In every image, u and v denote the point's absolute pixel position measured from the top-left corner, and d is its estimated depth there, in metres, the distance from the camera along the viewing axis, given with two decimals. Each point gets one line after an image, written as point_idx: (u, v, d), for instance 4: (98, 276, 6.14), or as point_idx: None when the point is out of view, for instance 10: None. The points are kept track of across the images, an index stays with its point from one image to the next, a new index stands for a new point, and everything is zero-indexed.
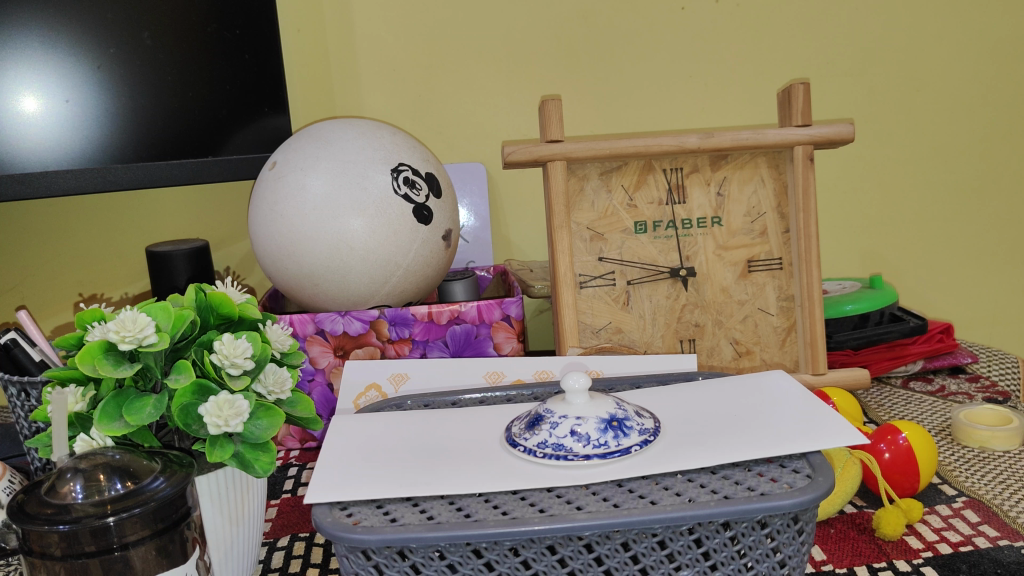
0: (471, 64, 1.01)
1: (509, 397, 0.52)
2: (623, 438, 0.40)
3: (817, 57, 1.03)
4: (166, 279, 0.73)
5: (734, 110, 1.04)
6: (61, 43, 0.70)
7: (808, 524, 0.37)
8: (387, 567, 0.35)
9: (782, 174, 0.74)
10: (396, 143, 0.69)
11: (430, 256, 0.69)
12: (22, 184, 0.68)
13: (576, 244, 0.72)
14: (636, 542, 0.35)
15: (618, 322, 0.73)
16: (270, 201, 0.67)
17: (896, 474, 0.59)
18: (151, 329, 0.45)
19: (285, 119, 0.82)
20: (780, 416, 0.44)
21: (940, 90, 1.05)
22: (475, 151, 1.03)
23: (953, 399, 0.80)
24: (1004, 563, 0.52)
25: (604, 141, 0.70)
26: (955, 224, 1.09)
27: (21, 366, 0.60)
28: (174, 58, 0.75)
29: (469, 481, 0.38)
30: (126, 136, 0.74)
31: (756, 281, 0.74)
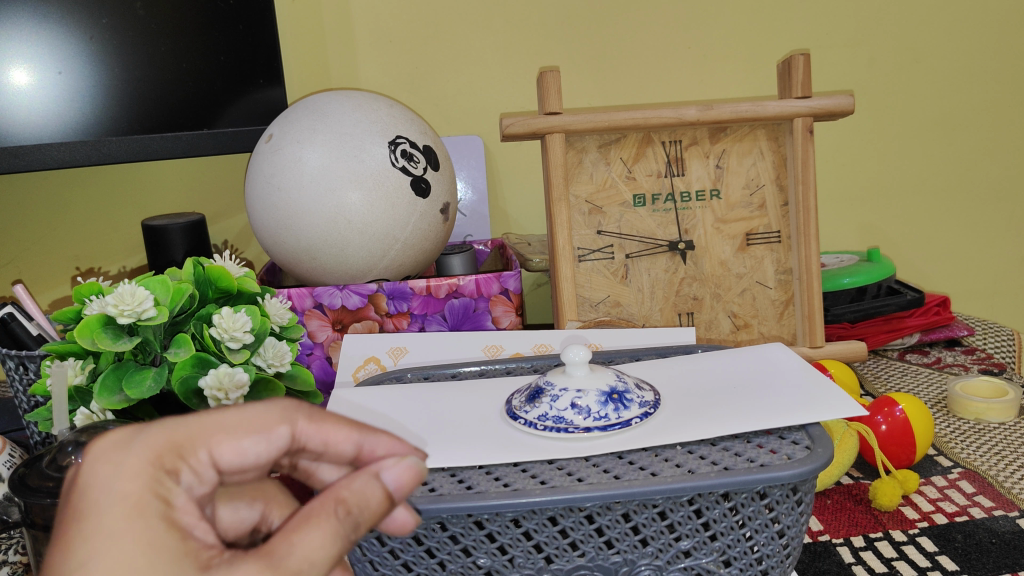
0: (468, 35, 0.99)
1: (509, 369, 0.51)
2: (623, 410, 0.40)
3: (818, 28, 1.02)
4: (163, 252, 0.72)
5: (733, 81, 1.03)
6: (52, 15, 0.68)
7: (806, 495, 0.37)
8: (389, 539, 0.36)
9: (781, 146, 0.74)
10: (393, 115, 0.68)
11: (429, 230, 0.69)
12: (16, 157, 0.67)
13: (575, 218, 0.72)
14: (637, 513, 0.36)
15: (616, 296, 0.73)
16: (266, 173, 0.66)
17: (891, 445, 0.59)
18: (149, 303, 0.44)
19: (280, 91, 0.81)
20: (781, 388, 0.44)
21: (939, 60, 1.04)
22: (472, 124, 1.03)
23: (949, 370, 0.81)
24: (998, 533, 0.52)
25: (603, 113, 0.69)
26: (954, 196, 1.09)
27: (19, 341, 0.59)
28: (168, 29, 0.74)
29: (470, 452, 0.39)
30: (121, 107, 0.73)
31: (754, 255, 0.74)
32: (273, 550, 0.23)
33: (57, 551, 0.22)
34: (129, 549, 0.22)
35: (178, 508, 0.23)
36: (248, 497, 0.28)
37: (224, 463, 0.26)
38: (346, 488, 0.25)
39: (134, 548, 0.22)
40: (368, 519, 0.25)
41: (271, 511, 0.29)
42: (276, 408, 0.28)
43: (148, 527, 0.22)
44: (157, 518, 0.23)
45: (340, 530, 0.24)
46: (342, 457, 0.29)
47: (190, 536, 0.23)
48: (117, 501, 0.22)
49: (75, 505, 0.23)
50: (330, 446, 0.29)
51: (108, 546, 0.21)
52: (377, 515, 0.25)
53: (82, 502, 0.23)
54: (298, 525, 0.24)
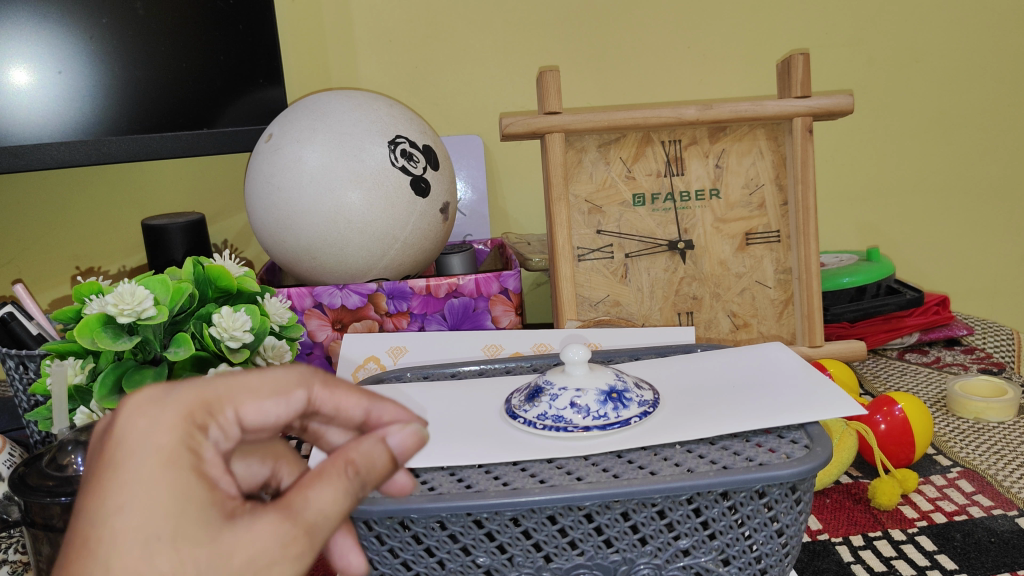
0: (468, 34, 0.99)
1: (509, 368, 0.51)
2: (623, 409, 0.40)
3: (817, 27, 1.02)
4: (163, 251, 0.72)
5: (733, 80, 1.03)
6: (52, 16, 0.69)
7: (805, 494, 0.37)
8: (389, 537, 0.36)
9: (780, 146, 0.74)
10: (393, 115, 0.68)
11: (429, 229, 0.69)
12: (15, 156, 0.68)
13: (575, 217, 0.72)
14: (636, 511, 0.36)
15: (616, 295, 0.73)
16: (266, 172, 0.66)
17: (890, 445, 0.59)
18: (149, 302, 0.45)
19: (279, 91, 0.80)
20: (780, 387, 0.44)
21: (939, 60, 1.04)
22: (472, 124, 1.03)
23: (949, 369, 0.81)
24: (997, 532, 0.53)
25: (602, 112, 0.69)
26: (953, 195, 1.09)
27: (19, 340, 0.59)
28: (168, 28, 0.74)
29: (469, 452, 0.39)
30: (121, 106, 0.73)
31: (753, 254, 0.74)
32: (288, 504, 0.24)
33: (91, 495, 0.22)
34: (163, 502, 0.22)
35: (207, 462, 0.24)
36: (260, 455, 0.29)
37: (248, 421, 0.26)
38: (355, 450, 0.26)
39: (166, 500, 0.22)
40: (376, 480, 0.26)
41: (283, 470, 0.29)
42: (294, 370, 0.28)
43: (180, 480, 0.23)
44: (189, 471, 0.23)
45: (350, 490, 0.25)
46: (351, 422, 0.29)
47: (219, 488, 0.23)
48: (151, 455, 0.23)
49: (110, 454, 0.23)
50: (341, 412, 0.28)
51: (141, 497, 0.22)
52: (382, 476, 0.26)
53: (116, 452, 0.23)
54: (311, 481, 0.25)
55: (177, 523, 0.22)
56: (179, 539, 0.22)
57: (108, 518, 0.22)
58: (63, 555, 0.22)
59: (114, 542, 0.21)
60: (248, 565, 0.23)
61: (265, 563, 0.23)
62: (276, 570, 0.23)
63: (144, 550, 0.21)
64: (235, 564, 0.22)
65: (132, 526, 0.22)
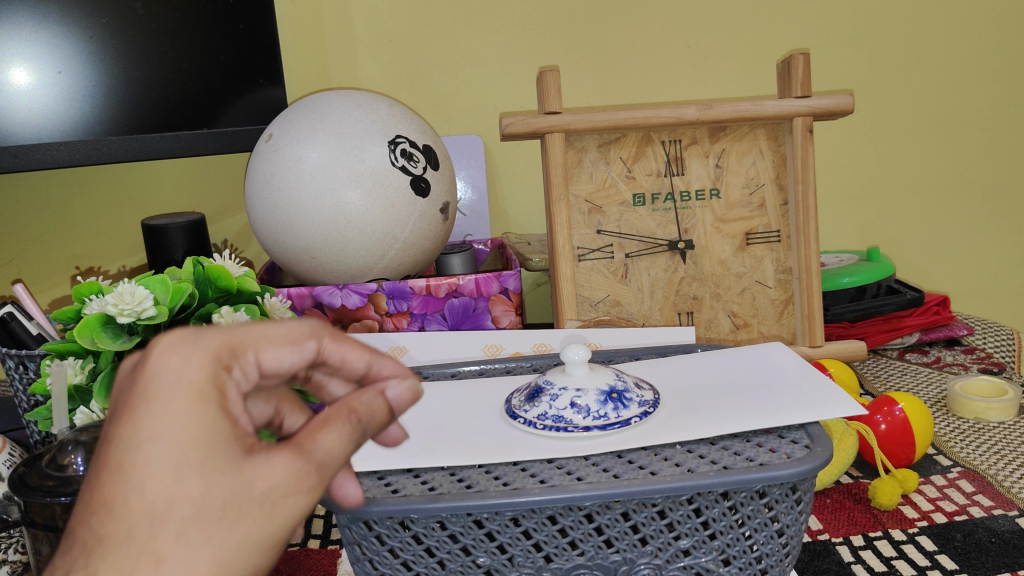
0: (468, 34, 0.99)
1: (509, 368, 0.51)
2: (623, 409, 0.40)
3: (817, 27, 1.02)
4: (163, 252, 0.72)
5: (733, 80, 1.03)
6: (52, 16, 0.69)
7: (806, 494, 0.37)
8: (389, 538, 0.36)
9: (781, 145, 0.74)
10: (393, 115, 0.68)
11: (429, 229, 0.69)
12: (15, 156, 0.67)
13: (575, 217, 0.72)
14: (636, 512, 0.36)
15: (616, 295, 0.73)
16: (266, 172, 0.66)
17: (891, 445, 0.59)
18: (149, 302, 0.45)
19: (279, 91, 0.81)
20: (781, 387, 0.44)
21: (939, 60, 1.04)
22: (472, 124, 1.03)
23: (949, 369, 0.81)
24: (997, 532, 0.53)
25: (602, 112, 0.69)
26: (954, 195, 1.09)
27: (19, 340, 0.59)
28: (168, 28, 0.74)
29: (469, 451, 0.39)
30: (121, 106, 0.73)
31: (754, 254, 0.74)
32: (301, 443, 0.24)
33: (120, 422, 0.22)
34: (194, 431, 0.22)
35: (232, 399, 0.23)
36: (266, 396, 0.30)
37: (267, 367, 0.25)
38: (356, 399, 0.26)
39: (195, 431, 0.22)
40: (377, 428, 0.26)
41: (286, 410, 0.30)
42: (305, 322, 0.27)
43: (209, 415, 0.22)
44: (217, 406, 0.22)
45: (355, 436, 0.25)
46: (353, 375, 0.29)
47: (241, 422, 0.23)
48: (182, 387, 0.22)
49: (138, 384, 0.22)
50: (345, 364, 0.28)
51: (172, 426, 0.21)
52: (382, 426, 0.26)
53: (146, 383, 0.22)
54: (320, 424, 0.25)
55: (203, 455, 0.21)
56: (207, 467, 0.21)
57: (140, 444, 0.21)
58: (93, 477, 0.21)
59: (143, 468, 0.21)
60: (265, 496, 0.22)
61: (283, 494, 0.23)
62: (292, 502, 0.23)
63: (174, 477, 0.21)
64: (256, 493, 0.22)
65: (162, 454, 0.21)
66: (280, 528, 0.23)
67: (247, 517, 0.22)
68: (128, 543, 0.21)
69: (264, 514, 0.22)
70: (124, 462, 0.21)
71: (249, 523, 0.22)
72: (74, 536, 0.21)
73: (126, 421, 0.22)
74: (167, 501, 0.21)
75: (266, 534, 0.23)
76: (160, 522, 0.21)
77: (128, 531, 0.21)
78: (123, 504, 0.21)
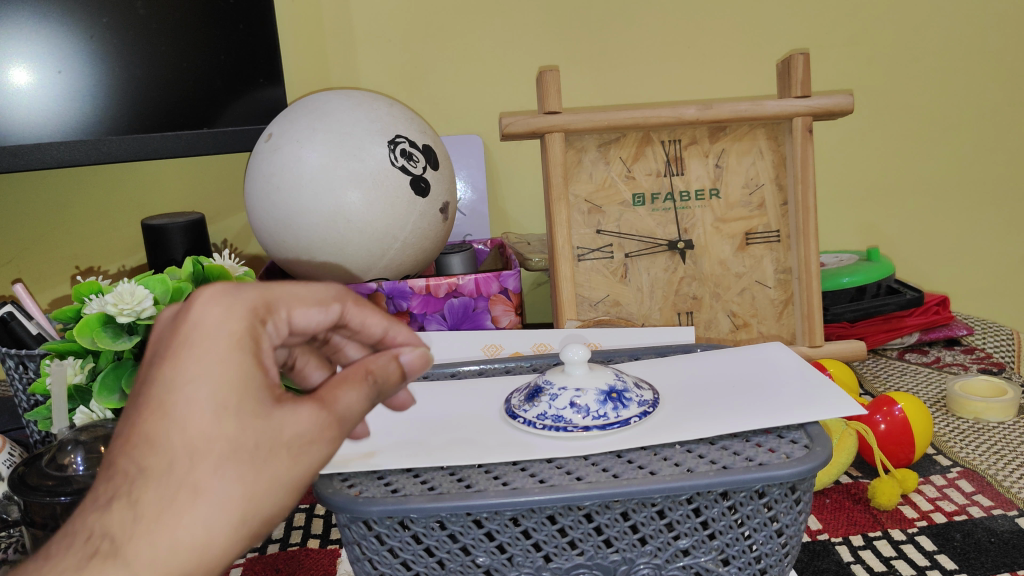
0: (468, 34, 0.99)
1: (508, 368, 0.51)
2: (623, 409, 0.40)
3: (817, 27, 1.02)
4: (163, 251, 0.72)
5: (732, 80, 1.03)
6: (52, 15, 0.69)
7: (805, 493, 0.37)
8: (388, 537, 0.36)
9: (781, 145, 0.74)
10: (393, 115, 0.68)
11: (429, 229, 0.69)
12: (14, 156, 0.68)
13: (574, 217, 0.72)
14: (636, 511, 0.36)
15: (616, 295, 0.73)
16: (266, 172, 0.66)
17: (891, 445, 0.59)
18: (149, 301, 0.45)
19: (281, 91, 0.81)
20: (780, 387, 0.44)
21: (939, 60, 1.04)
22: (472, 124, 1.03)
23: (948, 369, 0.81)
24: (997, 532, 0.53)
25: (602, 112, 0.69)
26: (953, 195, 1.09)
27: (18, 339, 0.59)
28: (168, 28, 0.74)
29: (468, 451, 0.39)
30: (121, 106, 0.73)
31: (753, 254, 0.74)
32: (324, 398, 0.28)
33: (164, 367, 0.25)
34: (231, 380, 0.25)
35: (264, 351, 0.27)
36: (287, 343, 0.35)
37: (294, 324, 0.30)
38: (373, 363, 0.30)
39: (233, 375, 0.25)
40: (391, 387, 0.30)
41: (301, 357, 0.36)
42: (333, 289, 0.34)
43: (245, 363, 0.26)
44: (252, 355, 0.26)
45: (370, 395, 0.29)
46: (371, 336, 0.36)
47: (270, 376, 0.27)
48: (222, 337, 0.26)
49: (182, 331, 0.26)
50: (363, 327, 0.35)
51: (213, 369, 0.25)
52: (395, 386, 0.31)
53: (190, 334, 0.26)
54: (340, 383, 0.29)
55: (239, 397, 0.25)
56: (243, 412, 0.25)
57: (184, 387, 0.25)
58: (136, 415, 0.25)
59: (186, 406, 0.24)
60: (292, 442, 0.26)
61: (306, 442, 0.27)
62: (313, 450, 0.27)
63: (214, 416, 0.25)
64: (283, 439, 0.26)
65: (204, 395, 0.25)
66: (303, 473, 0.26)
67: (275, 459, 0.26)
68: (168, 476, 0.24)
69: (290, 458, 0.26)
70: (169, 401, 0.24)
71: (277, 464, 0.26)
72: (117, 468, 0.24)
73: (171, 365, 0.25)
74: (205, 441, 0.24)
75: (290, 477, 0.26)
76: (198, 459, 0.24)
77: (169, 463, 0.24)
78: (166, 440, 0.24)
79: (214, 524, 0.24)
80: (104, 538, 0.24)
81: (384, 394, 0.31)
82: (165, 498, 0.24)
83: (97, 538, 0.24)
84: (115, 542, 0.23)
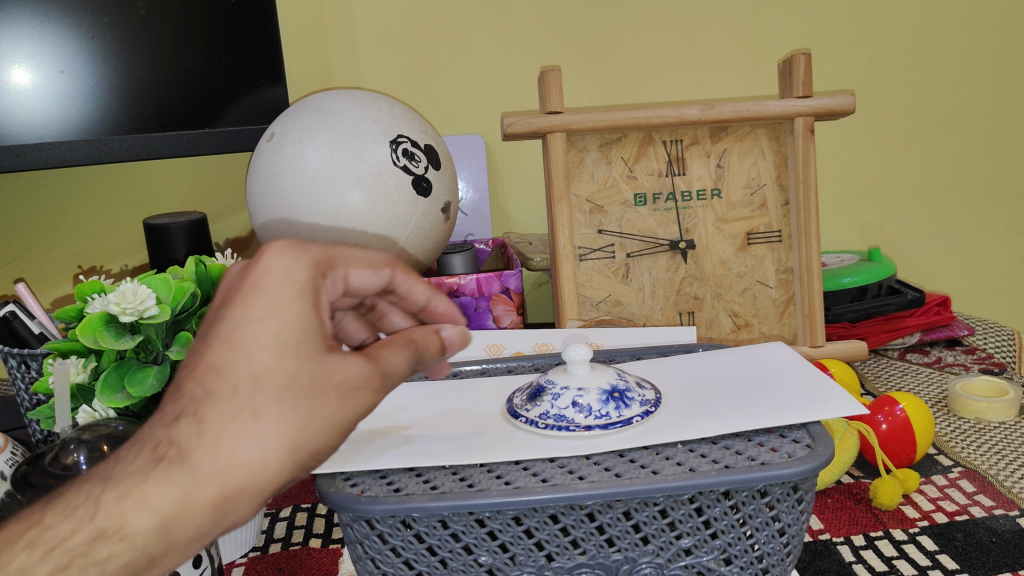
0: (469, 34, 0.99)
1: (509, 368, 0.51)
2: (623, 409, 0.40)
3: (818, 27, 1.02)
4: (165, 251, 0.73)
5: (733, 80, 1.03)
6: (52, 16, 0.69)
7: (807, 493, 0.37)
8: (391, 536, 0.36)
9: (782, 145, 0.74)
10: (395, 115, 0.68)
11: (430, 228, 0.69)
12: (18, 156, 0.68)
13: (576, 217, 0.72)
14: (637, 511, 0.36)
15: (617, 295, 0.73)
16: (268, 171, 0.66)
17: (891, 445, 0.59)
18: (151, 300, 0.45)
19: (281, 91, 0.81)
20: (781, 386, 0.44)
21: (940, 60, 1.04)
22: (473, 124, 1.03)
23: (950, 369, 0.81)
24: (998, 532, 0.53)
25: (604, 112, 0.69)
26: (955, 195, 1.09)
27: (20, 338, 0.59)
28: (169, 27, 0.74)
29: (470, 450, 0.39)
30: (123, 105, 0.73)
31: (755, 254, 0.74)
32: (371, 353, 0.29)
33: (231, 303, 0.27)
34: (293, 323, 0.26)
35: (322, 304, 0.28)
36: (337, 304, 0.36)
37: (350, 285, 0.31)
38: (416, 332, 0.31)
39: (295, 320, 0.26)
40: (433, 357, 0.31)
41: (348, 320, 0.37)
42: (383, 254, 0.33)
43: (306, 310, 0.27)
44: (313, 304, 0.27)
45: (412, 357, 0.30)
46: (416, 304, 0.35)
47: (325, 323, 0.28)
48: (288, 284, 0.27)
49: (252, 274, 0.27)
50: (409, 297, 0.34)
51: (278, 311, 0.26)
52: (437, 358, 0.32)
53: (258, 278, 0.27)
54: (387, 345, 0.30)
55: (298, 341, 0.26)
56: (301, 353, 0.26)
57: (250, 324, 0.26)
58: (204, 344, 0.26)
59: (252, 341, 0.26)
60: (343, 386, 0.27)
61: (355, 389, 0.28)
62: (360, 396, 0.28)
63: (275, 352, 0.26)
64: (334, 382, 0.27)
65: (268, 333, 0.26)
66: (351, 415, 0.28)
67: (327, 399, 0.27)
68: (231, 400, 0.25)
69: (340, 400, 0.27)
70: (236, 335, 0.25)
71: (328, 404, 0.27)
72: (184, 390, 0.25)
73: (239, 305, 0.26)
74: (267, 374, 0.25)
75: (338, 417, 0.27)
76: (258, 387, 0.25)
77: (232, 390, 0.25)
78: (229, 370, 0.25)
79: (269, 449, 0.25)
80: (171, 447, 0.25)
81: (426, 362, 0.31)
82: (226, 419, 0.25)
83: (163, 447, 0.25)
84: (182, 451, 0.25)
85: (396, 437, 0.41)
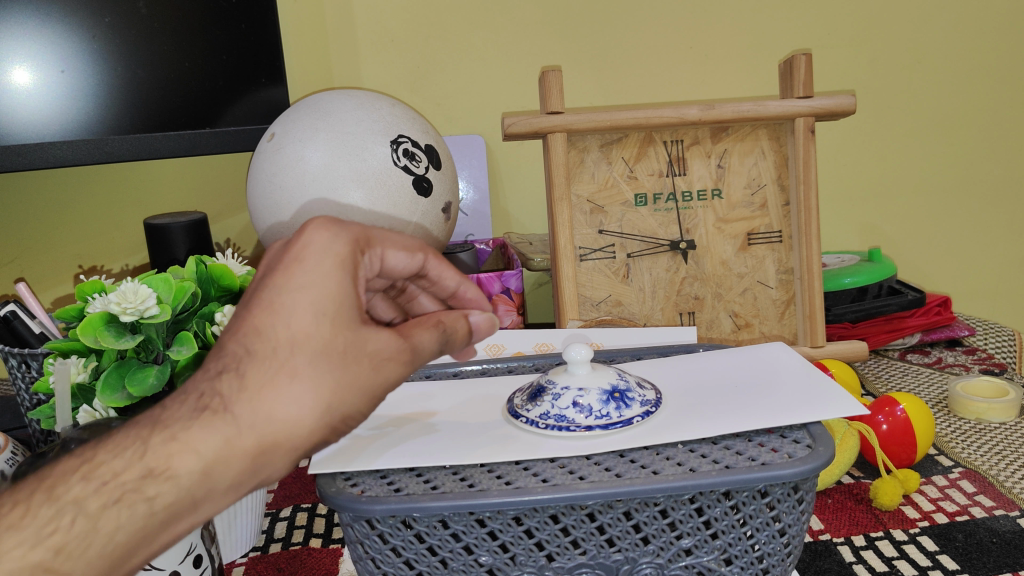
0: (470, 34, 0.99)
1: (510, 368, 0.51)
2: (624, 409, 0.40)
3: (819, 27, 1.02)
4: (165, 251, 0.72)
5: (733, 80, 1.03)
6: (53, 16, 0.68)
7: (808, 493, 0.37)
8: (392, 536, 0.36)
9: (783, 146, 0.74)
10: (395, 115, 0.68)
11: (431, 228, 0.69)
12: (18, 155, 0.67)
13: (576, 217, 0.72)
14: (637, 511, 0.36)
15: (618, 295, 0.73)
16: (269, 171, 0.66)
17: (892, 445, 0.59)
18: (152, 300, 0.45)
19: (281, 91, 0.82)
20: (782, 386, 0.44)
21: (940, 61, 1.04)
22: (473, 124, 1.03)
23: (951, 370, 0.81)
24: (999, 532, 0.53)
25: (605, 112, 0.69)
26: (955, 195, 1.09)
27: (21, 337, 0.59)
28: (170, 27, 0.74)
29: (470, 450, 0.39)
30: (124, 105, 0.73)
31: (755, 254, 0.74)
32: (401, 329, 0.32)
33: (275, 273, 0.29)
34: (330, 294, 0.29)
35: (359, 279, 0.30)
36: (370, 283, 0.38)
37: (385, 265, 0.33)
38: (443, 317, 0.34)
39: (333, 290, 0.29)
40: (459, 340, 0.34)
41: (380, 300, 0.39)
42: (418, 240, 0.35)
43: (343, 282, 0.29)
44: (350, 277, 0.29)
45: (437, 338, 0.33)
46: (445, 290, 0.38)
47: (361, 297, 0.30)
48: (328, 256, 0.29)
49: (295, 247, 0.29)
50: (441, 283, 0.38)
51: (317, 282, 0.29)
52: (461, 341, 0.34)
53: (301, 251, 0.29)
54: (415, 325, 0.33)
55: (334, 311, 0.29)
56: (337, 322, 0.28)
57: (291, 291, 0.28)
58: (248, 309, 0.28)
59: (292, 308, 0.28)
60: (374, 356, 0.30)
61: (385, 359, 0.30)
62: (391, 366, 0.30)
63: (313, 318, 0.28)
64: (367, 351, 0.29)
65: (307, 301, 0.28)
66: (380, 381, 0.30)
67: (358, 365, 0.29)
68: (271, 358, 0.28)
69: (371, 367, 0.30)
70: (279, 301, 0.28)
71: (359, 370, 0.29)
72: (227, 349, 0.28)
73: (282, 275, 0.29)
74: (305, 337, 0.28)
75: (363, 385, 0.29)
76: (297, 348, 0.28)
77: (272, 349, 0.28)
78: (271, 331, 0.28)
79: (301, 406, 0.28)
80: (214, 397, 0.27)
81: (449, 343, 0.34)
82: (265, 376, 0.27)
83: (208, 397, 0.27)
84: (225, 402, 0.27)
85: (418, 424, 0.42)
